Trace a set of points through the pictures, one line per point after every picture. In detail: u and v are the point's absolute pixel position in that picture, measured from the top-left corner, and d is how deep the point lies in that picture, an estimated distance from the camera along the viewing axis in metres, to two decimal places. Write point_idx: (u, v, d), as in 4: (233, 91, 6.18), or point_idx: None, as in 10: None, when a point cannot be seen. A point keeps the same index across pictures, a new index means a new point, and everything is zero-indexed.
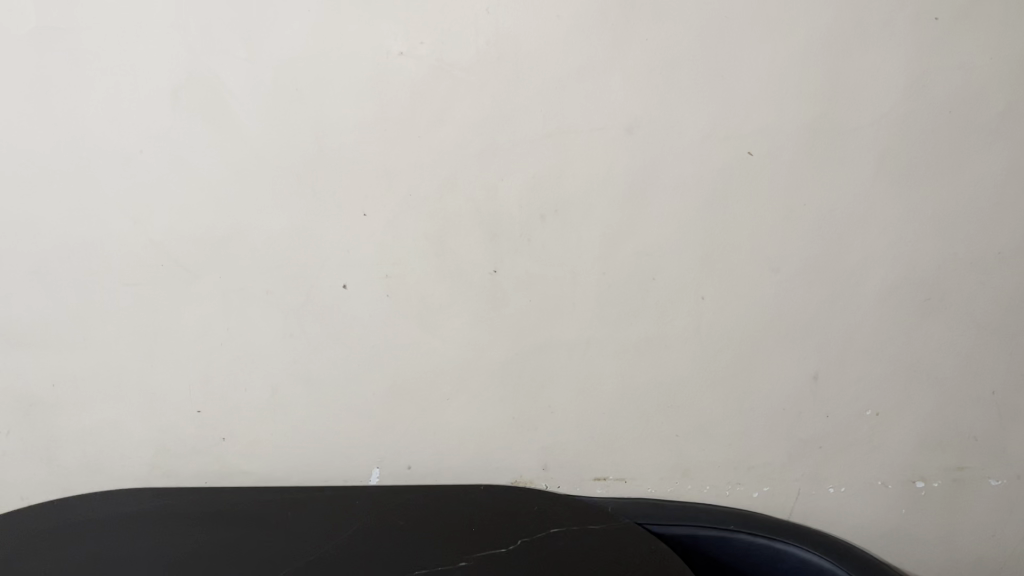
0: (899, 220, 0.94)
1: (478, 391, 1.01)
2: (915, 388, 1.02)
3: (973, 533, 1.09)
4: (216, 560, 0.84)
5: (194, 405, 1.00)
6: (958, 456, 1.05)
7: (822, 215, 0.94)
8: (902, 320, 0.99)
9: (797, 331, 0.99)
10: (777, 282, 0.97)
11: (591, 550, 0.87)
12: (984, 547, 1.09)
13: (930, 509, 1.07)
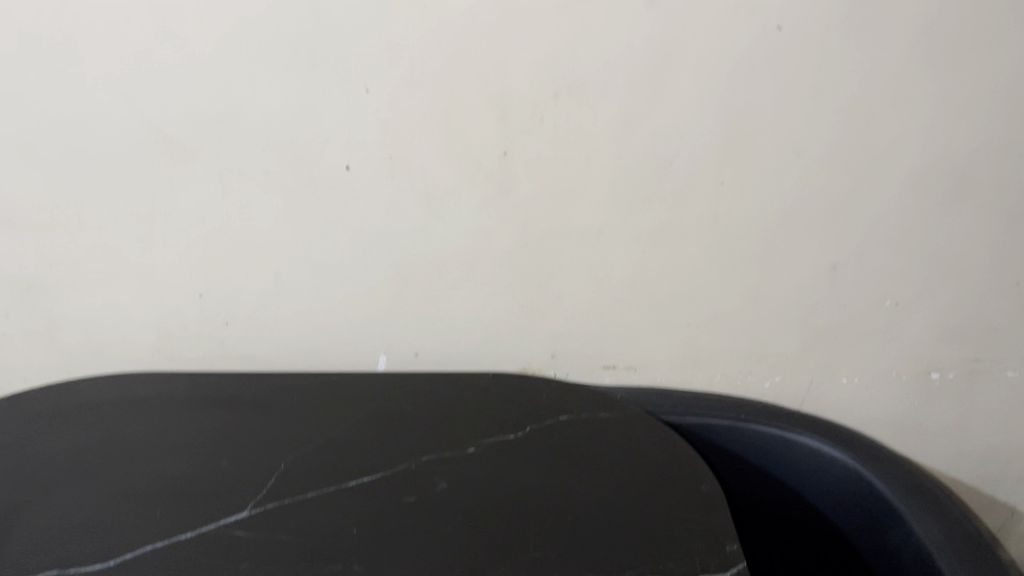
0: (935, 99, 0.88)
1: (486, 278, 0.99)
2: (937, 278, 0.99)
3: (986, 423, 1.08)
4: (224, 446, 0.83)
5: (195, 289, 0.98)
6: (977, 347, 1.03)
7: (853, 93, 0.88)
8: (929, 208, 0.95)
9: (817, 219, 0.95)
10: (800, 167, 0.92)
11: (603, 438, 0.86)
12: (995, 436, 1.09)
13: (943, 398, 1.06)
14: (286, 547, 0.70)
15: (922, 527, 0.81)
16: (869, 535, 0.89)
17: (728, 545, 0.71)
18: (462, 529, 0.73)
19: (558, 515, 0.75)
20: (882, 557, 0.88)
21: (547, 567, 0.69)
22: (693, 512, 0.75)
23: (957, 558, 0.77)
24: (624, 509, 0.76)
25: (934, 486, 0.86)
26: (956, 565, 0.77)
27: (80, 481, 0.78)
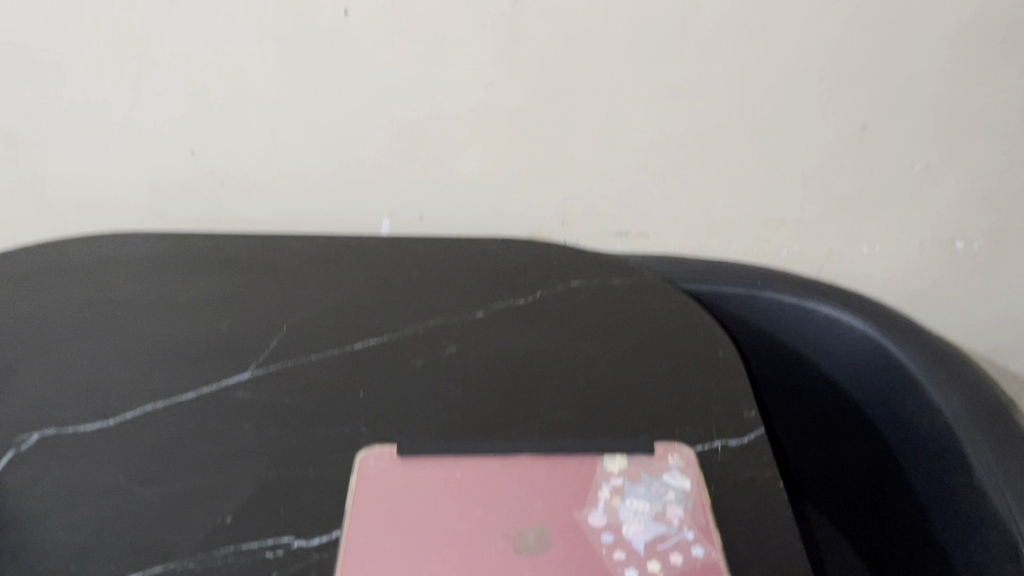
0: None
1: (494, 137, 0.93)
2: (973, 141, 0.93)
3: (1006, 293, 1.05)
4: (223, 308, 0.80)
5: (187, 145, 0.93)
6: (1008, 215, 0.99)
7: None
8: (970, 66, 0.88)
9: (850, 76, 0.88)
10: (835, 19, 0.84)
11: (617, 303, 0.83)
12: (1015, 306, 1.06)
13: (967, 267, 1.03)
14: (290, 410, 0.68)
15: (940, 394, 0.79)
16: (884, 404, 0.86)
17: (745, 411, 0.69)
18: (471, 394, 0.71)
19: (570, 380, 0.73)
20: (896, 427, 0.84)
21: (558, 432, 0.67)
22: (710, 379, 0.73)
23: (975, 425, 0.75)
24: (638, 376, 0.73)
25: (956, 356, 0.83)
26: (975, 433, 0.75)
27: (75, 340, 0.75)
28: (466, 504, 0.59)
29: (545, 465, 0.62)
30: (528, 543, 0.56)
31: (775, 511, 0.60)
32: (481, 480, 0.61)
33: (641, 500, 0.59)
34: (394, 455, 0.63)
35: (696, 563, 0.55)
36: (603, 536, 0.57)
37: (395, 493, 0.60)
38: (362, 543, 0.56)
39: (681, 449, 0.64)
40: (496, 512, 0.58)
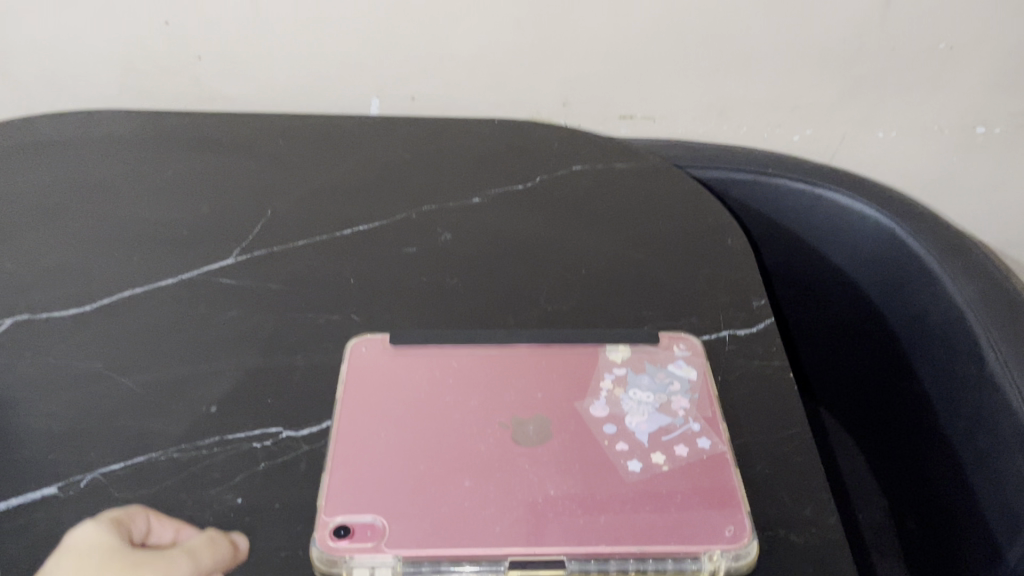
0: None
1: (490, 9, 0.87)
2: (1005, 18, 0.87)
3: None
4: (205, 191, 0.76)
5: (159, 16, 0.86)
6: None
7: None
8: None
9: None
10: None
11: (621, 188, 0.79)
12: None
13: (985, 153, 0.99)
14: (277, 297, 0.65)
15: (954, 285, 0.75)
16: (897, 295, 0.82)
17: (755, 301, 0.66)
18: (467, 281, 0.67)
19: (571, 268, 0.69)
20: (906, 318, 0.80)
21: (558, 323, 0.64)
22: (718, 269, 0.69)
23: (990, 316, 0.72)
24: (643, 264, 0.70)
25: (974, 246, 0.79)
26: (989, 325, 0.71)
27: (47, 222, 0.71)
28: (462, 395, 0.56)
29: (544, 356, 0.59)
30: (526, 434, 0.54)
31: (783, 403, 0.57)
32: (479, 369, 0.58)
33: (646, 391, 0.57)
34: (387, 344, 0.60)
35: (702, 454, 0.52)
36: (605, 427, 0.54)
37: (386, 382, 0.57)
38: (351, 432, 0.53)
39: (687, 339, 0.61)
40: (492, 403, 0.56)
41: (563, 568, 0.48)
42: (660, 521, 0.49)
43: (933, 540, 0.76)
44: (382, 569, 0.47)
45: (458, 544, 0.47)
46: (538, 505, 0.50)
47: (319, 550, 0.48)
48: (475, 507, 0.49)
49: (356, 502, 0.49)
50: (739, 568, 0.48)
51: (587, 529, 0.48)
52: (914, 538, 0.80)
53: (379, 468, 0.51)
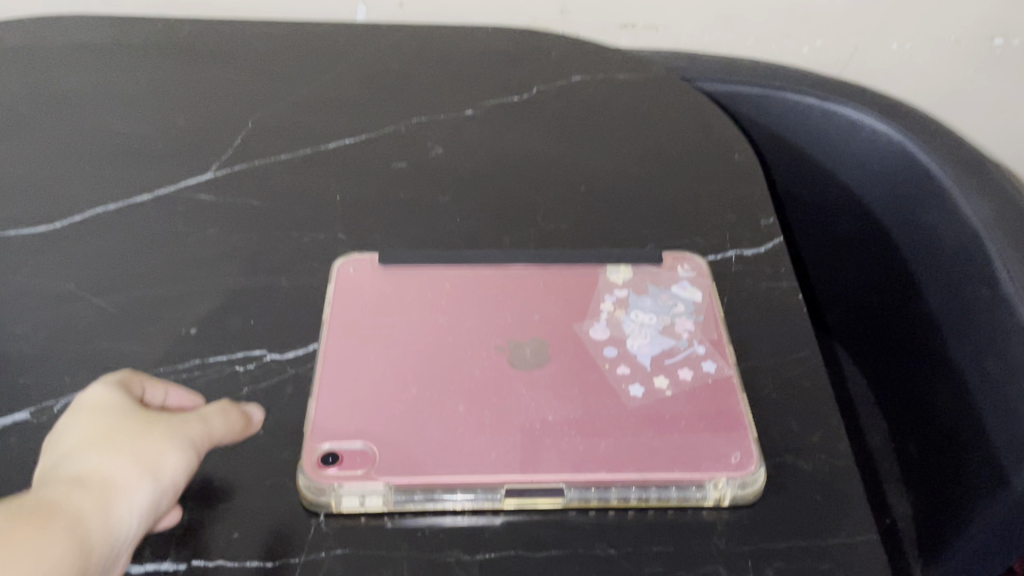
0: None
1: None
2: None
3: None
4: (181, 102, 0.71)
5: None
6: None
7: None
8: None
9: None
10: None
11: (622, 99, 0.75)
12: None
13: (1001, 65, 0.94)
14: (260, 214, 0.62)
15: (967, 202, 0.71)
16: (901, 215, 0.78)
17: (763, 220, 0.63)
18: (460, 199, 0.64)
19: (570, 185, 0.66)
20: (912, 237, 0.76)
21: (556, 242, 0.61)
22: (724, 186, 0.66)
23: (1004, 235, 0.68)
24: (646, 180, 0.66)
25: (989, 163, 0.75)
26: (1004, 245, 0.68)
27: (13, 135, 0.67)
28: (455, 317, 0.53)
29: (541, 277, 0.56)
30: (522, 358, 0.51)
31: (792, 326, 0.55)
32: (473, 290, 0.55)
33: (648, 313, 0.54)
34: (376, 264, 0.57)
35: (707, 378, 0.50)
36: (606, 350, 0.51)
37: (375, 304, 0.54)
38: (339, 356, 0.51)
39: (692, 259, 0.58)
40: (486, 325, 0.53)
41: (562, 496, 0.45)
42: (662, 448, 0.47)
43: (937, 465, 0.73)
44: (372, 498, 0.45)
45: (452, 472, 0.45)
46: (536, 431, 0.47)
47: (306, 478, 0.45)
48: (469, 434, 0.47)
49: (344, 428, 0.47)
50: (745, 495, 0.46)
51: (587, 456, 0.46)
52: (916, 463, 0.78)
53: (368, 393, 0.49)
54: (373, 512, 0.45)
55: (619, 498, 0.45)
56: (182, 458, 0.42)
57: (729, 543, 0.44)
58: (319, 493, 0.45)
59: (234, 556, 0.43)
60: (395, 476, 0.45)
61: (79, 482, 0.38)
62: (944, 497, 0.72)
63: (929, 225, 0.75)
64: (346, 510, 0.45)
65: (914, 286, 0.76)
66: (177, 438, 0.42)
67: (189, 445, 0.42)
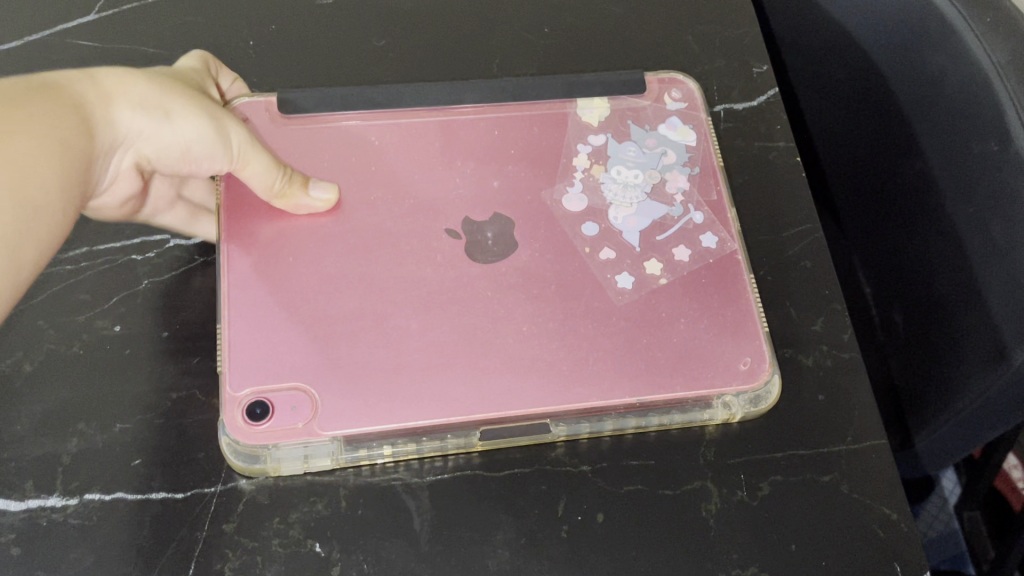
0: None
1: None
2: None
3: None
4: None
5: None
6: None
7: None
8: None
9: None
10: None
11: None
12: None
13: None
14: (158, 64, 0.51)
15: (981, 43, 0.60)
16: (904, 60, 0.66)
17: (755, 68, 0.54)
18: (400, 44, 0.54)
19: (531, 26, 0.55)
20: (913, 83, 0.66)
21: None
22: (712, 27, 0.56)
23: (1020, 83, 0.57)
24: (619, 20, 0.56)
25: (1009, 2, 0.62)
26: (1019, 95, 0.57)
27: None
28: (387, 186, 0.43)
29: (494, 121, 0.46)
30: (483, 245, 0.42)
31: (790, 198, 0.48)
32: (416, 131, 0.45)
33: (632, 169, 0.45)
34: (275, 113, 0.45)
35: (708, 257, 0.43)
36: (585, 228, 0.43)
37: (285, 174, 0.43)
38: (248, 246, 0.41)
39: (681, 85, 0.48)
40: (429, 193, 0.43)
41: (546, 432, 0.38)
42: (661, 358, 0.39)
43: (931, 335, 0.68)
44: (319, 458, 0.37)
45: (410, 400, 0.37)
46: (503, 338, 0.39)
47: (230, 435, 0.37)
48: (420, 333, 0.39)
49: (267, 342, 0.38)
50: (756, 410, 0.39)
51: (573, 371, 0.39)
52: (903, 332, 0.73)
53: (288, 292, 0.40)
54: (321, 470, 0.37)
55: (615, 423, 0.39)
56: (200, 129, 0.38)
57: (719, 454, 0.39)
58: (250, 457, 0.37)
59: (135, 487, 0.36)
60: (337, 411, 0.37)
61: (87, 92, 0.36)
62: (934, 367, 0.67)
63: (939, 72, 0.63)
64: (286, 474, 0.37)
65: (913, 140, 0.67)
66: (202, 108, 0.39)
67: (214, 124, 0.39)
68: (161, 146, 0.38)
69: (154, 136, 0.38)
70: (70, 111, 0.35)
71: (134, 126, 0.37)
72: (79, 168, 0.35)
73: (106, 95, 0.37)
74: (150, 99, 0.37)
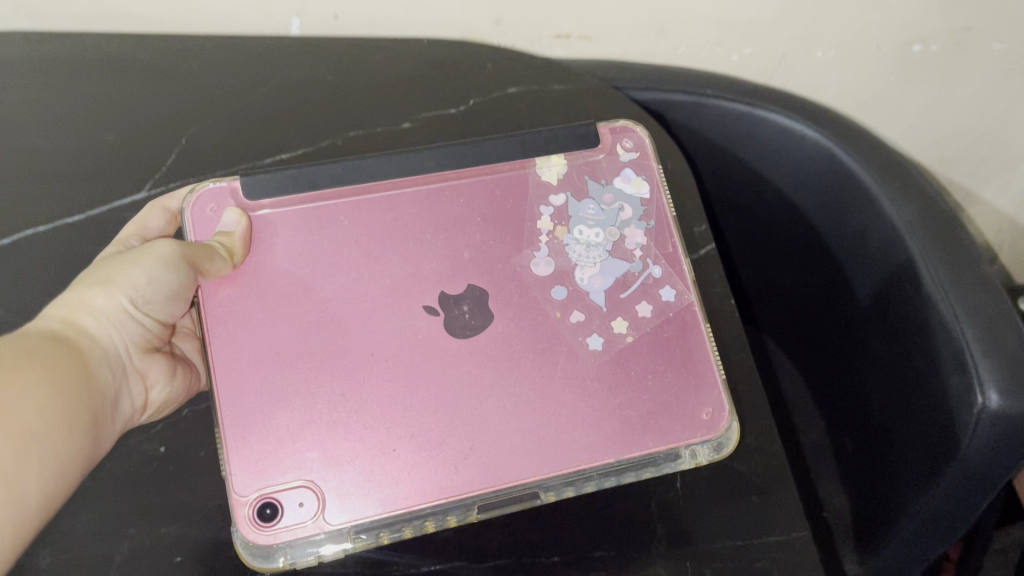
0: None
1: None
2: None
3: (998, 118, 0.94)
4: (101, 101, 0.69)
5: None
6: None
7: None
8: None
9: None
10: None
11: (559, 94, 0.74)
12: (990, 132, 0.92)
13: (966, 66, 0.84)
14: None
15: (893, 207, 0.71)
16: (836, 221, 0.78)
17: (696, 228, 0.65)
18: None
19: None
20: (844, 239, 0.77)
21: None
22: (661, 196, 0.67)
23: (938, 255, 0.68)
24: None
25: (921, 178, 0.73)
26: (936, 263, 0.67)
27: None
28: (368, 311, 0.51)
29: (460, 188, 0.55)
30: (462, 321, 0.51)
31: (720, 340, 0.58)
32: (411, 199, 0.54)
33: (593, 228, 0.56)
34: (236, 196, 0.53)
35: (668, 311, 0.54)
36: (555, 294, 0.53)
37: (251, 261, 0.51)
38: (227, 332, 0.49)
39: (632, 135, 0.59)
40: (403, 270, 0.52)
41: (536, 499, 0.50)
42: (638, 422, 0.51)
43: (871, 463, 0.76)
44: (328, 549, 0.48)
45: (414, 466, 0.48)
46: (489, 400, 0.50)
47: (241, 538, 0.47)
48: (416, 429, 0.49)
49: (273, 437, 0.48)
50: (720, 454, 0.52)
51: (558, 434, 0.50)
52: (850, 459, 0.81)
53: (269, 382, 0.49)
54: (331, 556, 0.48)
55: (593, 484, 0.50)
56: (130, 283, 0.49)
57: (669, 546, 0.50)
58: (265, 554, 0.47)
59: None
60: (351, 484, 0.47)
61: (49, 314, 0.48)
62: (876, 487, 0.75)
63: (867, 232, 0.74)
64: (300, 567, 0.48)
65: (849, 288, 0.77)
66: (128, 263, 0.50)
67: (143, 266, 0.49)
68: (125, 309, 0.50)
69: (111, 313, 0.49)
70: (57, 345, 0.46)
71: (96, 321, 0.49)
72: (78, 386, 0.46)
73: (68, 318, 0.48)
74: (88, 295, 0.49)
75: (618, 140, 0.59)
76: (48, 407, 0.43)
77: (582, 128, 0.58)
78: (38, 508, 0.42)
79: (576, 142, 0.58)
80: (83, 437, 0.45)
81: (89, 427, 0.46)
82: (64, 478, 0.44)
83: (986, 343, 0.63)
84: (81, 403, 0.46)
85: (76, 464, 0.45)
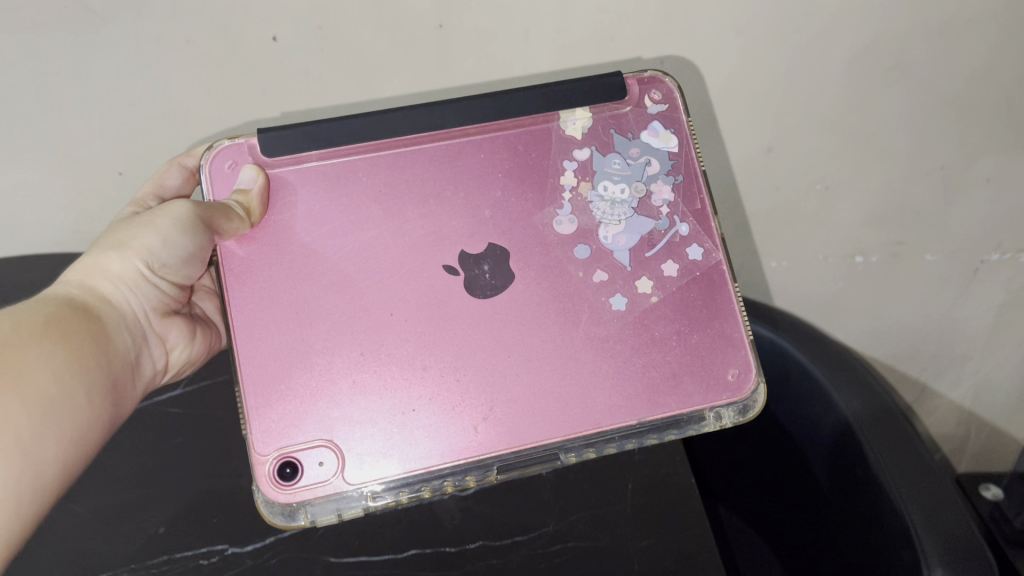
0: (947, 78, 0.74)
1: None
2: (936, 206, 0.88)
3: (940, 339, 1.03)
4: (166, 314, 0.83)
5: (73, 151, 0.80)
6: (937, 202, 0.87)
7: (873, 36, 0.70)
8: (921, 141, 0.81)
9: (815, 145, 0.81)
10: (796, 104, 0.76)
11: None
12: (935, 329, 1.02)
13: (899, 277, 0.96)
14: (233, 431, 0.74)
15: (841, 396, 0.80)
16: (793, 407, 0.86)
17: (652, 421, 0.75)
18: None
19: None
20: (801, 426, 0.86)
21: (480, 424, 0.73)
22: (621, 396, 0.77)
23: (878, 435, 0.76)
24: None
25: (863, 369, 0.82)
26: (877, 447, 0.75)
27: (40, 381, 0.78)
28: (399, 289, 0.58)
29: (482, 142, 0.60)
30: (482, 280, 0.58)
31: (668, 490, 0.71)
32: (448, 149, 0.60)
33: (618, 185, 0.62)
34: (254, 151, 0.59)
35: (696, 269, 0.61)
36: (579, 252, 0.60)
37: (268, 220, 0.57)
38: (248, 300, 0.56)
39: (659, 88, 0.63)
40: (423, 228, 0.59)
41: (558, 459, 0.58)
42: (658, 375, 0.59)
43: None
44: (347, 508, 0.56)
45: (431, 423, 0.56)
46: (509, 360, 0.58)
47: (265, 496, 0.55)
48: (432, 398, 0.56)
49: (313, 407, 0.56)
50: (746, 416, 0.60)
51: (583, 400, 0.58)
52: None
53: (289, 349, 0.56)
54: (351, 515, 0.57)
55: (615, 447, 0.58)
56: (142, 247, 0.58)
57: None
58: (288, 513, 0.56)
59: None
60: (371, 446, 0.56)
61: (69, 281, 0.57)
62: None
63: (818, 421, 0.83)
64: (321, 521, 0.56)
65: (809, 469, 0.85)
66: (145, 228, 0.58)
67: (159, 230, 0.58)
68: (140, 273, 0.59)
69: (127, 278, 0.59)
70: (79, 309, 0.55)
71: (114, 286, 0.58)
72: (95, 349, 0.54)
73: (87, 282, 0.57)
74: (106, 261, 0.58)
75: (647, 90, 0.63)
76: (67, 370, 0.50)
77: (611, 81, 0.62)
78: (69, 461, 0.49)
79: (602, 95, 0.61)
80: (102, 397, 0.53)
81: (106, 387, 0.54)
82: (90, 436, 0.51)
83: (932, 526, 0.70)
84: (98, 365, 0.54)
85: (100, 419, 0.52)
